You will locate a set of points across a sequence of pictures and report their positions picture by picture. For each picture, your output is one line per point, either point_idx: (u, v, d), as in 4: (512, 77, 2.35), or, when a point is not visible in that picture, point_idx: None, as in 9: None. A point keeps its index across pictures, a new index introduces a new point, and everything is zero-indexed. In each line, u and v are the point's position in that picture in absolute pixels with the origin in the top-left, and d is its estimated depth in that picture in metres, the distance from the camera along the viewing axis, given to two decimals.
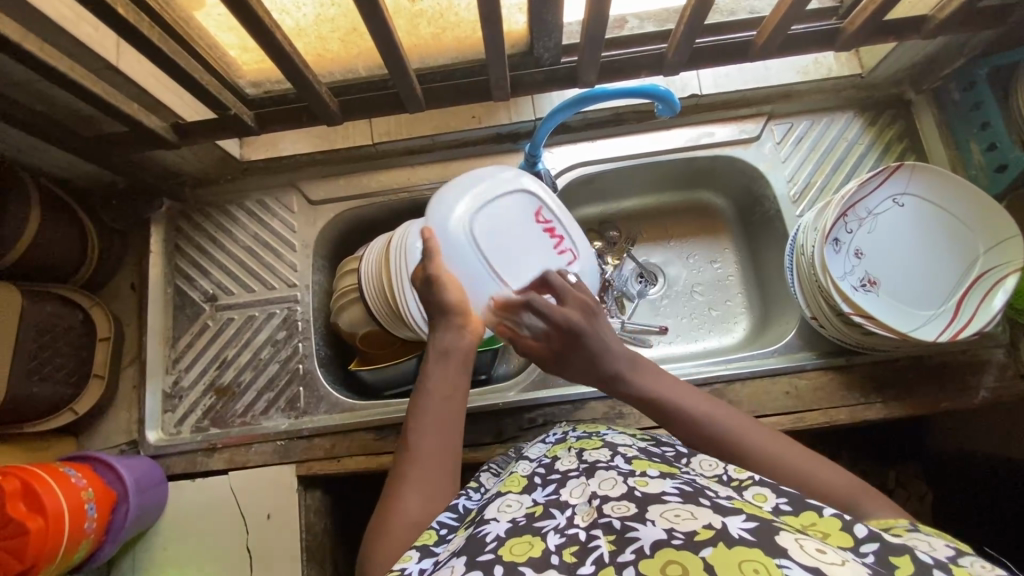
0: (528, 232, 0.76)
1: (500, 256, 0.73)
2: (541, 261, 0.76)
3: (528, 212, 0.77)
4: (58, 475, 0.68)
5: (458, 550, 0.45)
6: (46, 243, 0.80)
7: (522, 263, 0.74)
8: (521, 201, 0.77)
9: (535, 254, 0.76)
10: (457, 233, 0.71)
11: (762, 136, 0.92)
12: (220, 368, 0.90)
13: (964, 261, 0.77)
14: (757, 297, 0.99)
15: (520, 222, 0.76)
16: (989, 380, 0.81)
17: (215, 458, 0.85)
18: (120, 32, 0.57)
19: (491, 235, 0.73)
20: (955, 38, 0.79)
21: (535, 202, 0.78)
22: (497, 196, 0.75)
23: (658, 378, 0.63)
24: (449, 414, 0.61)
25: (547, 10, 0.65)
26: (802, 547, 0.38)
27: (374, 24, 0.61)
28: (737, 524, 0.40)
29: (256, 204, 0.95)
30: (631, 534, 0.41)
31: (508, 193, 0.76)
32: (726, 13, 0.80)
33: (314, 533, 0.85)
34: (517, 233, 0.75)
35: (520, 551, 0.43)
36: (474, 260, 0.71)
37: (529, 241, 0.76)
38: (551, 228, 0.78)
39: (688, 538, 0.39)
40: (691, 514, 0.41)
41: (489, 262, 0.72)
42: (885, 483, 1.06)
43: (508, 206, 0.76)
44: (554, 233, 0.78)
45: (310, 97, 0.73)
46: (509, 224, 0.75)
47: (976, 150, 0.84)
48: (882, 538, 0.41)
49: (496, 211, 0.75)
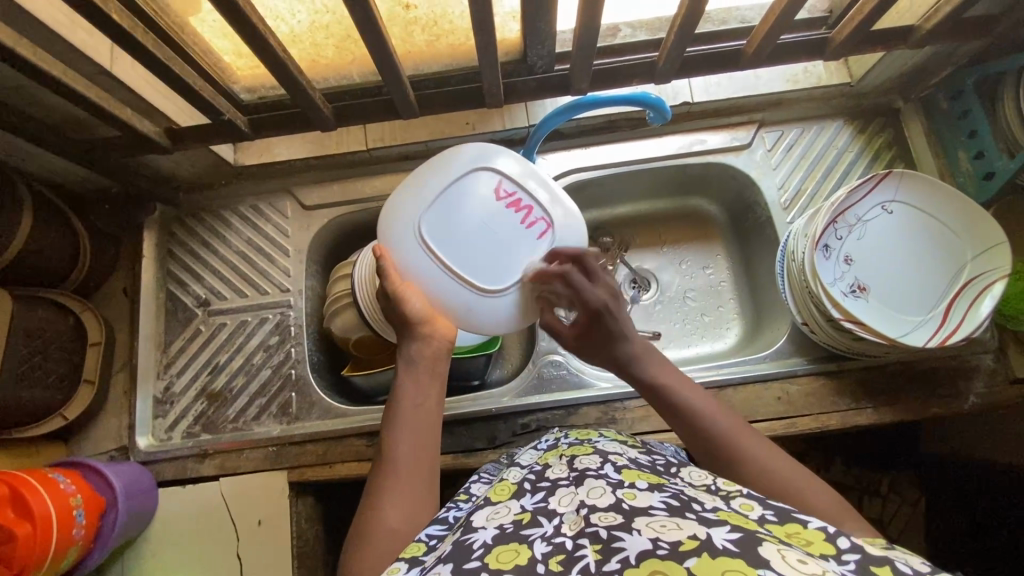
0: (487, 216, 0.67)
1: (460, 255, 0.67)
2: (508, 241, 0.67)
3: (488, 189, 0.68)
4: (47, 481, 0.68)
5: (444, 556, 0.45)
6: (37, 248, 0.80)
7: (485, 255, 0.67)
8: (480, 182, 0.68)
9: (499, 236, 0.67)
10: (412, 247, 0.67)
11: (753, 144, 0.93)
12: (212, 373, 0.90)
13: (953, 267, 0.78)
14: (749, 303, 0.99)
15: (478, 205, 0.67)
16: (978, 386, 0.82)
17: (206, 464, 0.85)
18: (115, 37, 0.57)
19: (447, 234, 0.67)
20: (942, 48, 0.80)
21: (494, 175, 0.68)
22: (452, 185, 0.68)
23: (674, 377, 0.63)
24: (422, 426, 0.61)
25: (540, 18, 0.66)
26: (783, 558, 0.38)
27: (369, 31, 0.61)
28: (721, 535, 0.40)
29: (250, 208, 0.95)
30: (616, 544, 0.41)
31: (459, 177, 0.68)
32: (717, 23, 0.81)
33: (305, 540, 0.84)
34: (475, 219, 0.67)
35: (506, 558, 0.43)
36: (432, 270, 0.67)
37: (491, 227, 0.67)
38: (516, 200, 0.68)
39: (673, 548, 0.39)
40: (676, 525, 0.42)
41: (448, 267, 0.67)
42: (879, 489, 1.06)
43: (468, 192, 0.67)
44: (519, 204, 0.68)
45: (304, 103, 0.73)
46: (465, 211, 0.67)
47: (964, 158, 0.85)
48: (864, 550, 0.41)
49: (447, 203, 0.67)
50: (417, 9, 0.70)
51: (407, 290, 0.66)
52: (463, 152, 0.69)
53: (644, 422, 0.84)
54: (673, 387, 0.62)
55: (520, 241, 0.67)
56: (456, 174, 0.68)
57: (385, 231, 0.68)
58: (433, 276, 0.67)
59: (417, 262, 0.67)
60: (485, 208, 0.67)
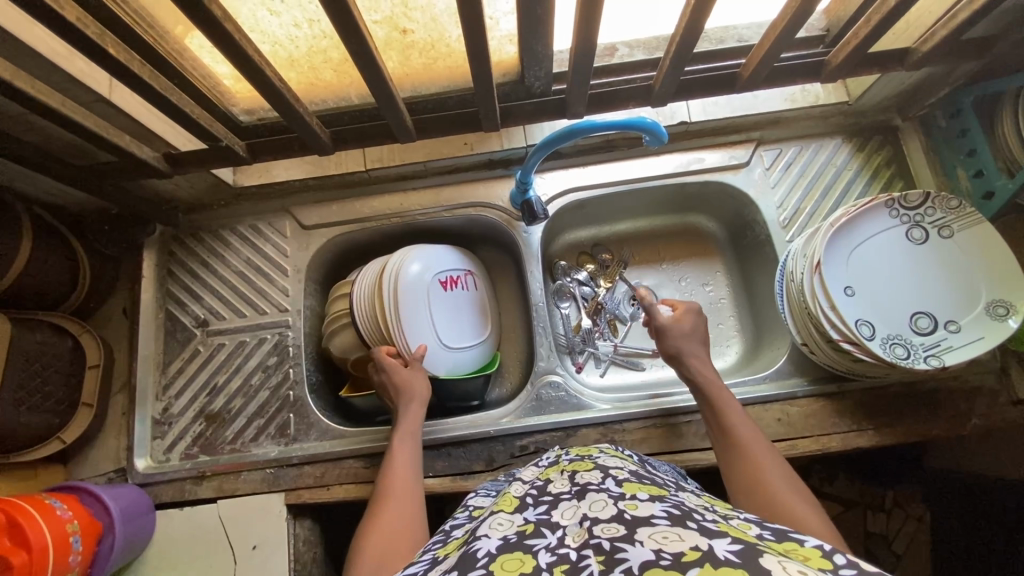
0: (453, 301, 0.90)
1: (853, 250, 0.80)
2: (925, 275, 0.79)
3: (924, 280, 0.78)
4: (43, 508, 0.67)
5: (450, 566, 0.45)
6: (36, 272, 0.80)
7: (460, 318, 0.90)
8: (910, 301, 0.78)
9: (920, 283, 0.79)
10: (879, 328, 0.77)
11: (752, 162, 0.93)
12: (210, 394, 0.90)
13: (966, 288, 0.76)
14: (749, 320, 0.99)
15: (870, 221, 0.80)
16: (981, 407, 0.81)
17: (204, 486, 0.85)
18: (113, 70, 0.57)
19: (877, 297, 0.79)
20: (938, 69, 0.80)
21: (888, 278, 0.79)
22: (895, 294, 0.79)
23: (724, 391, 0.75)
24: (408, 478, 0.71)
25: (536, 41, 0.65)
26: (784, 567, 0.37)
27: (362, 57, 0.61)
28: (723, 546, 0.40)
29: (249, 228, 0.95)
30: (620, 555, 0.41)
31: (911, 309, 0.78)
32: (714, 41, 0.80)
33: (303, 563, 0.83)
34: (899, 251, 0.80)
35: (511, 566, 0.42)
36: (920, 274, 0.79)
37: (927, 237, 0.79)
38: (454, 279, 0.91)
39: (675, 559, 0.39)
40: (679, 536, 0.42)
41: (906, 265, 0.79)
42: (883, 504, 1.06)
43: (932, 305, 0.77)
44: (456, 281, 0.91)
45: (301, 128, 0.73)
46: (939, 292, 0.77)
47: (963, 177, 0.84)
48: (862, 565, 0.38)
49: (901, 311, 0.78)
50: (414, 33, 0.70)
51: (907, 325, 0.77)
52: (908, 311, 0.78)
53: (643, 444, 0.83)
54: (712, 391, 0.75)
55: (456, 299, 0.91)
56: (910, 315, 0.77)
57: (890, 317, 0.77)
58: (908, 265, 0.79)
59: (857, 306, 0.77)
60: (914, 242, 0.79)
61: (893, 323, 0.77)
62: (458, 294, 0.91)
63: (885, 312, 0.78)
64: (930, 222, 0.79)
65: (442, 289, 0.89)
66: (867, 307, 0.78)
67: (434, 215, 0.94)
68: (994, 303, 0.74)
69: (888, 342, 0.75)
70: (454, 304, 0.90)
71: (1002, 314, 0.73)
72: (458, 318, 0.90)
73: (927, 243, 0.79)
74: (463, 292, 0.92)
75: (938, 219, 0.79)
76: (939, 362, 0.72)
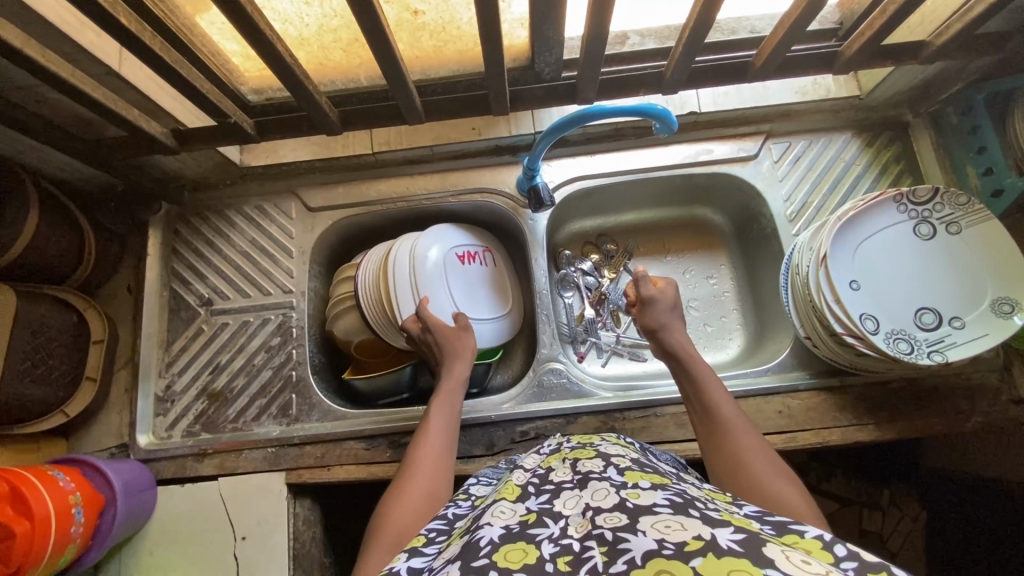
0: (467, 276, 0.90)
1: (861, 245, 0.80)
2: (931, 271, 0.78)
3: (931, 276, 0.78)
4: (46, 479, 0.68)
5: (452, 556, 0.45)
6: (43, 246, 0.80)
7: (475, 291, 0.90)
8: (916, 297, 0.78)
9: (927, 279, 0.78)
10: (884, 322, 0.76)
11: (760, 155, 0.93)
12: (213, 373, 0.90)
13: (973, 286, 0.76)
14: (751, 313, 0.99)
15: (878, 217, 0.80)
16: (983, 405, 0.81)
17: (206, 463, 0.85)
18: (124, 41, 0.57)
19: (882, 292, 0.78)
20: (953, 64, 0.79)
21: (895, 273, 0.79)
22: (902, 289, 0.78)
23: (709, 372, 0.73)
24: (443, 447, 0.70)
25: (548, 26, 0.65)
26: (787, 557, 0.37)
27: (373, 35, 0.60)
28: (726, 535, 0.40)
29: (255, 209, 0.95)
30: (622, 546, 0.41)
31: (917, 304, 0.77)
32: (727, 32, 0.79)
33: (303, 542, 0.83)
34: (906, 246, 0.79)
35: (515, 557, 0.43)
36: (928, 271, 0.78)
37: (936, 232, 0.79)
38: (472, 254, 0.91)
39: (678, 548, 0.39)
40: (680, 525, 0.41)
41: (913, 261, 0.79)
42: (880, 502, 1.05)
43: (938, 301, 0.77)
44: (473, 257, 0.91)
45: (310, 106, 0.73)
46: (945, 288, 0.77)
47: (973, 174, 0.84)
48: (861, 555, 0.38)
49: (906, 306, 0.78)
50: (425, 15, 0.69)
51: (913, 321, 0.77)
52: (915, 307, 0.77)
53: (644, 433, 0.83)
54: (697, 372, 0.74)
55: (472, 273, 0.90)
56: (917, 311, 0.77)
57: (896, 312, 0.77)
58: (914, 261, 0.79)
59: (862, 300, 0.77)
60: (923, 237, 0.79)
61: (899, 318, 0.77)
62: (473, 269, 0.91)
63: (891, 307, 0.78)
64: (938, 218, 0.79)
65: (456, 267, 0.89)
66: (873, 302, 0.78)
67: (440, 200, 0.94)
68: (1000, 301, 0.74)
69: (892, 337, 0.75)
70: (467, 280, 0.90)
71: (1007, 312, 0.73)
72: (474, 293, 0.89)
73: (934, 239, 0.79)
74: (477, 268, 0.91)
75: (947, 215, 0.78)
76: (942, 358, 0.72)
